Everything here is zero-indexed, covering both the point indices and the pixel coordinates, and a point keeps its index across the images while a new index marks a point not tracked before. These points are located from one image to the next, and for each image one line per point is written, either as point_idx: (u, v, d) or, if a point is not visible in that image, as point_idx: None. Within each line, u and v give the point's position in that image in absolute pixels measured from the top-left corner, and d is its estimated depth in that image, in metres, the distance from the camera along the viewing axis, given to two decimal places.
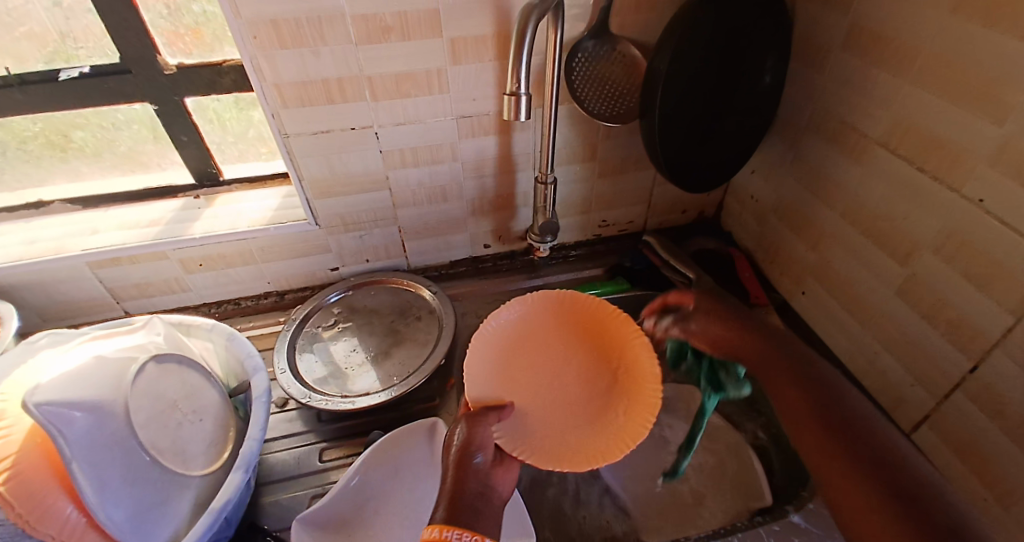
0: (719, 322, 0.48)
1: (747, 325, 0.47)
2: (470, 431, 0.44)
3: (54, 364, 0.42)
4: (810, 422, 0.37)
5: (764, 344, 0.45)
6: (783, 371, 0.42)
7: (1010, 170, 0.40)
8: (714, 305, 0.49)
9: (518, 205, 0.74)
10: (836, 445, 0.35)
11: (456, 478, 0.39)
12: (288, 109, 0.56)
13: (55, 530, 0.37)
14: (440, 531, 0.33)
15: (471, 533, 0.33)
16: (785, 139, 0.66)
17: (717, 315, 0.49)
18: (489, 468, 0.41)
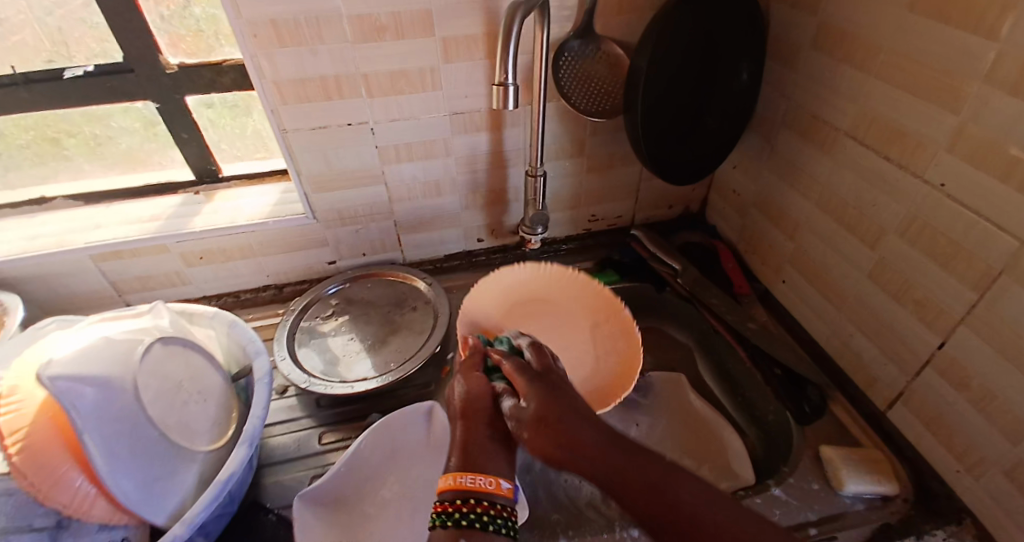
0: (549, 403, 0.37)
1: (581, 431, 0.35)
2: (467, 383, 0.44)
3: (64, 343, 0.45)
4: (636, 475, 0.33)
5: (586, 424, 0.36)
6: (619, 455, 0.34)
7: (968, 155, 0.43)
8: (541, 390, 0.39)
9: (510, 200, 0.77)
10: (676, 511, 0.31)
11: (467, 430, 0.40)
12: (287, 106, 0.58)
13: (67, 499, 0.39)
14: (455, 478, 0.35)
15: (484, 476, 0.36)
16: (763, 134, 0.69)
17: (546, 415, 0.36)
18: (496, 411, 0.43)
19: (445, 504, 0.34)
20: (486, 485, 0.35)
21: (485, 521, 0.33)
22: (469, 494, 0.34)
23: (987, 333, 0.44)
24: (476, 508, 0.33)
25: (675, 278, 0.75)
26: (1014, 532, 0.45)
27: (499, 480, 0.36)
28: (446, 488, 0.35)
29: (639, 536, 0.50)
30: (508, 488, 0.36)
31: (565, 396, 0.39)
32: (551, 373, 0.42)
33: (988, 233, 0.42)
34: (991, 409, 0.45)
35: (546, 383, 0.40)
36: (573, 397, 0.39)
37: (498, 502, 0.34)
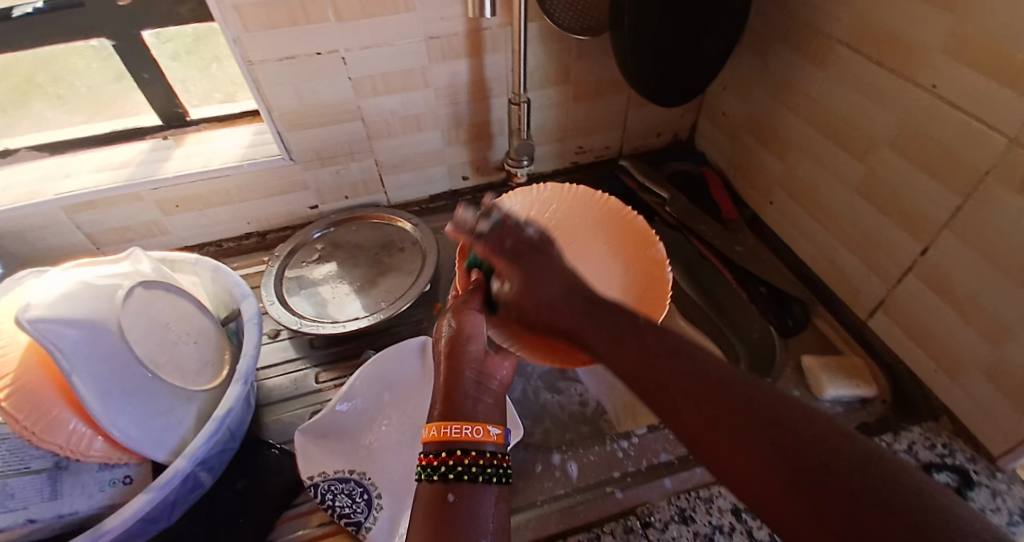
0: (532, 282, 0.40)
1: (567, 296, 0.39)
2: (459, 322, 0.42)
3: (40, 288, 0.43)
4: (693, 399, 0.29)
5: (568, 293, 0.39)
6: (602, 321, 0.36)
7: (962, 55, 0.42)
8: (517, 250, 0.42)
9: (495, 134, 0.74)
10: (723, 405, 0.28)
11: (448, 373, 0.39)
12: (252, 34, 0.55)
13: (63, 440, 0.40)
14: (439, 429, 0.35)
15: (470, 424, 0.36)
16: (754, 51, 0.66)
17: (524, 291, 0.40)
18: (484, 355, 0.41)
19: (430, 457, 0.34)
20: (473, 434, 0.36)
21: (474, 472, 0.34)
22: (454, 445, 0.35)
23: (971, 236, 0.45)
24: (463, 460, 0.34)
25: (663, 207, 0.74)
26: (985, 423, 0.48)
27: (486, 428, 0.36)
28: (431, 439, 0.35)
29: (630, 446, 0.52)
30: (497, 435, 0.36)
31: (539, 252, 0.41)
32: (511, 236, 0.43)
33: (977, 134, 0.42)
34: (971, 310, 0.46)
35: (517, 262, 0.41)
36: (547, 251, 0.42)
37: (487, 450, 0.35)
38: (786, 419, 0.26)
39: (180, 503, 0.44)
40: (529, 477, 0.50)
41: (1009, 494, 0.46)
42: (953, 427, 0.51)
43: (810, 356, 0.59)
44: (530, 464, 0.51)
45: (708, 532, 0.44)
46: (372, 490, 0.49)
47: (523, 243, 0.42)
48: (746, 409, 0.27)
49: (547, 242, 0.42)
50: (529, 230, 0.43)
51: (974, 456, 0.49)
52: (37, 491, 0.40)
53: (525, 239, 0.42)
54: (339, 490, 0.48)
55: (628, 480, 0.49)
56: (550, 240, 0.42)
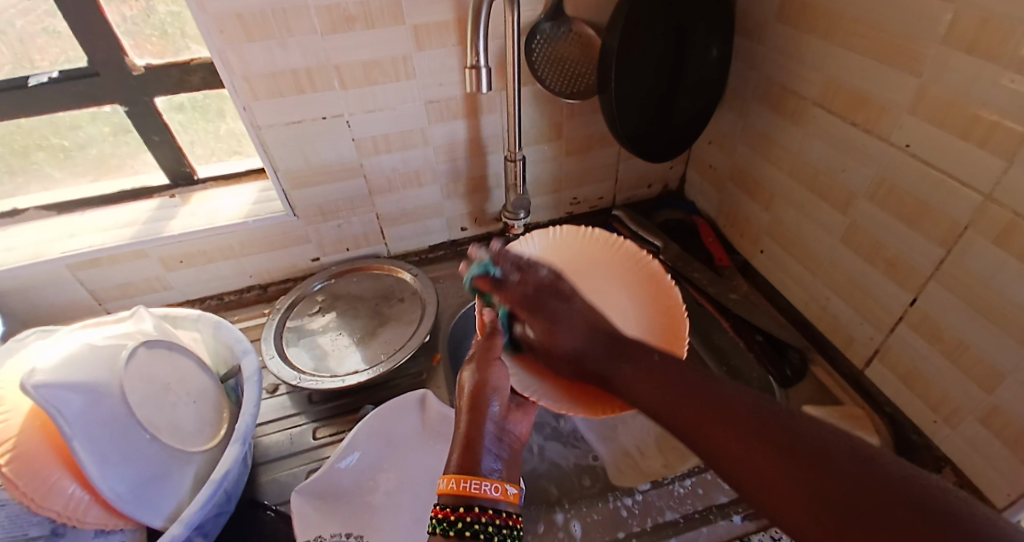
0: (556, 327, 0.46)
1: (574, 340, 0.45)
2: (482, 373, 0.43)
3: (46, 351, 0.44)
4: (758, 447, 0.28)
5: (580, 339, 0.44)
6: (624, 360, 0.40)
7: (928, 115, 0.44)
8: (541, 302, 0.47)
9: (491, 187, 0.77)
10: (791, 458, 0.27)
11: (472, 425, 0.40)
12: (260, 101, 0.58)
13: (60, 506, 0.39)
14: (458, 482, 0.35)
15: (490, 481, 0.36)
16: (734, 109, 0.70)
17: (548, 338, 0.46)
18: (505, 407, 0.43)
19: (446, 510, 0.34)
20: (493, 492, 0.35)
21: (489, 531, 0.34)
22: (471, 501, 0.35)
23: (955, 287, 0.46)
24: (480, 517, 0.34)
25: (657, 255, 0.76)
26: (989, 475, 0.48)
27: (504, 486, 0.36)
28: (445, 492, 0.35)
29: (634, 504, 0.51)
30: (513, 494, 0.36)
31: (559, 301, 0.47)
32: (531, 282, 0.48)
33: (952, 191, 0.44)
34: (963, 359, 0.47)
35: (537, 311, 0.47)
36: (563, 304, 0.46)
37: (501, 509, 0.35)
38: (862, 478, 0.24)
39: None
40: (532, 539, 0.49)
41: None
42: (958, 479, 0.50)
43: (809, 404, 0.59)
44: (532, 524, 0.50)
45: None
46: None
47: (543, 290, 0.48)
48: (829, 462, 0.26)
49: (564, 289, 0.48)
50: (550, 279, 0.48)
51: None
52: None
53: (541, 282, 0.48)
54: None
55: None
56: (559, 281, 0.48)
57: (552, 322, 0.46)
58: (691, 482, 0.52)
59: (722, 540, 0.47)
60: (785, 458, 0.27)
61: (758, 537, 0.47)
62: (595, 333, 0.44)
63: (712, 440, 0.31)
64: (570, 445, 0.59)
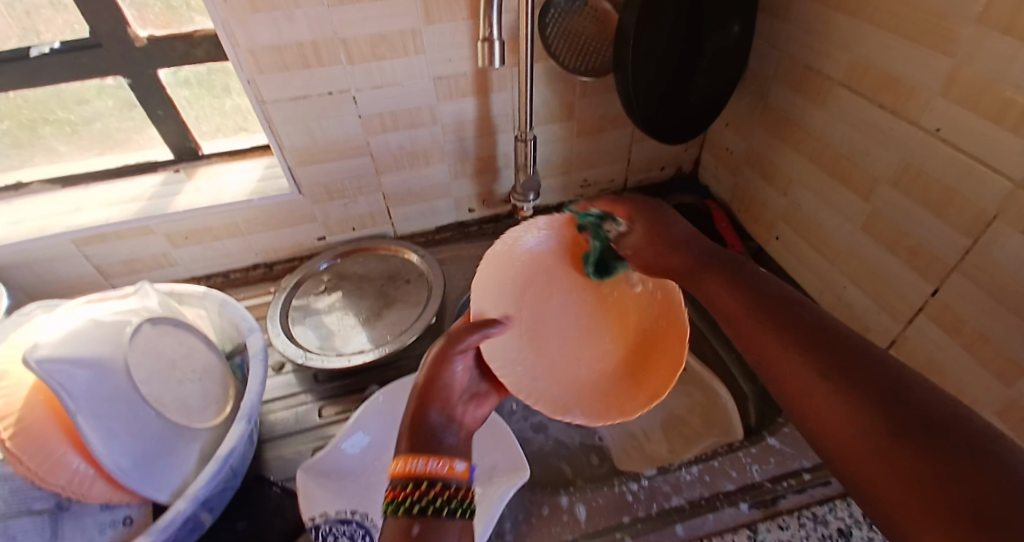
0: (658, 238, 0.48)
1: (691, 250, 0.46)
2: (436, 367, 0.42)
3: (49, 326, 0.44)
4: (815, 360, 0.31)
5: (675, 251, 0.46)
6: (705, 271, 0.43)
7: (960, 98, 0.42)
8: (654, 225, 0.50)
9: (500, 167, 0.76)
10: (829, 376, 0.30)
11: (415, 414, 0.40)
12: (264, 75, 0.56)
13: (66, 481, 0.39)
14: (407, 462, 0.35)
15: (437, 458, 0.36)
16: (753, 90, 0.68)
17: (643, 243, 0.49)
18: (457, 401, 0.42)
19: (398, 490, 0.34)
20: (439, 468, 0.35)
21: (438, 505, 0.34)
22: (421, 479, 0.35)
23: (980, 279, 0.45)
24: (429, 492, 0.34)
25: None
26: None
27: (452, 463, 0.36)
28: (398, 473, 0.35)
29: (640, 489, 0.50)
30: (462, 470, 0.36)
31: (672, 223, 0.49)
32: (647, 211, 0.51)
33: (982, 179, 0.42)
34: (983, 351, 0.46)
35: (641, 222, 0.50)
36: (666, 221, 0.50)
37: (452, 484, 0.35)
38: (923, 405, 0.26)
39: None
40: (537, 522, 0.49)
41: None
42: None
43: None
44: (536, 507, 0.50)
45: None
46: (374, 533, 0.49)
47: (648, 210, 0.51)
48: (852, 370, 0.29)
49: (667, 211, 0.51)
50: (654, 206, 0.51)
51: None
52: (38, 532, 0.40)
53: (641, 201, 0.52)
54: (340, 532, 0.47)
55: (639, 526, 0.48)
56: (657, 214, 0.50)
57: (655, 242, 0.48)
58: (698, 470, 0.51)
59: (728, 528, 0.47)
60: (867, 400, 0.28)
61: (764, 526, 0.47)
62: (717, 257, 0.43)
63: (765, 347, 0.34)
64: (577, 426, 0.59)
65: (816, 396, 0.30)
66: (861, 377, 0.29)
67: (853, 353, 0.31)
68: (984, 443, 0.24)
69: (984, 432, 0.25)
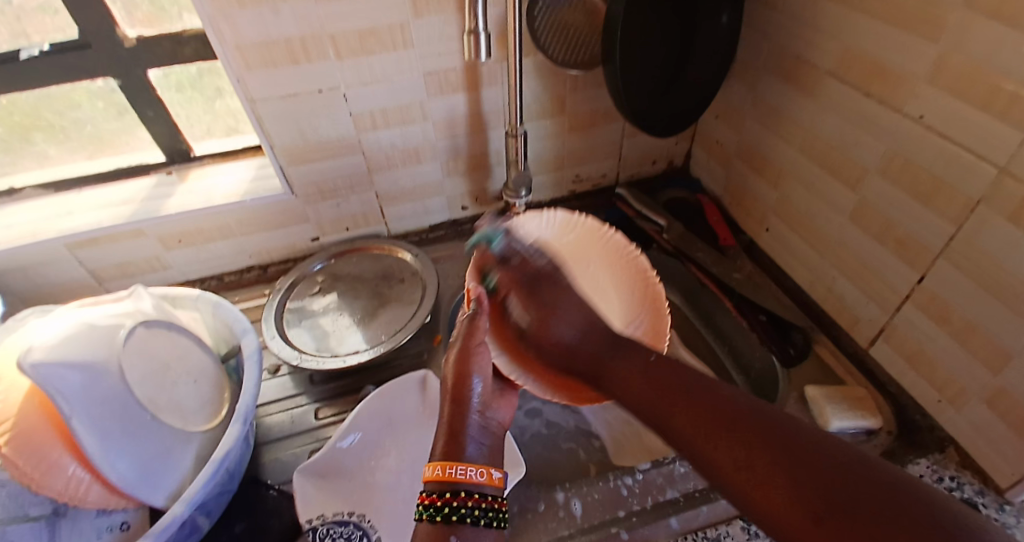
0: (538, 300, 0.47)
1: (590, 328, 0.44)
2: (462, 360, 0.42)
3: (42, 330, 0.44)
4: (717, 427, 0.28)
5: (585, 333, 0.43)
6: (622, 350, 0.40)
7: (946, 84, 0.42)
8: (540, 281, 0.48)
9: (492, 164, 0.76)
10: (746, 445, 0.26)
11: (453, 410, 0.40)
12: (252, 71, 0.56)
13: (61, 486, 0.39)
14: (444, 469, 0.36)
15: (475, 466, 0.37)
16: (743, 82, 0.68)
17: (544, 321, 0.45)
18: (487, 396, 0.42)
19: (432, 496, 0.35)
20: (478, 477, 0.36)
21: (476, 515, 0.34)
22: (458, 486, 0.35)
23: (966, 267, 0.45)
24: (464, 501, 0.35)
25: (660, 234, 0.75)
26: (991, 456, 0.47)
27: (488, 471, 0.37)
28: (432, 478, 0.36)
29: (634, 483, 0.51)
30: (497, 478, 0.37)
31: (561, 288, 0.47)
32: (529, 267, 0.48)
33: (968, 165, 0.42)
34: (971, 339, 0.46)
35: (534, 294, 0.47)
36: (564, 284, 0.48)
37: (487, 494, 0.36)
38: (800, 444, 0.25)
39: None
40: (532, 517, 0.49)
41: (1018, 528, 0.46)
42: (960, 459, 0.50)
43: (812, 385, 0.59)
44: (531, 502, 0.50)
45: None
46: (372, 533, 0.48)
47: (539, 276, 0.48)
48: (761, 431, 0.26)
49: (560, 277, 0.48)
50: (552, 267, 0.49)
51: (983, 489, 0.48)
52: (34, 538, 0.39)
53: (531, 269, 0.48)
54: (337, 534, 0.47)
55: (633, 520, 0.48)
56: (554, 274, 0.48)
57: (545, 293, 0.47)
58: (691, 463, 0.52)
59: (721, 520, 0.47)
60: (760, 451, 0.26)
61: None
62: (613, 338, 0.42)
63: (677, 422, 0.31)
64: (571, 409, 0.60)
65: (728, 457, 0.27)
66: (776, 438, 0.26)
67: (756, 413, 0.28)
68: (915, 493, 0.21)
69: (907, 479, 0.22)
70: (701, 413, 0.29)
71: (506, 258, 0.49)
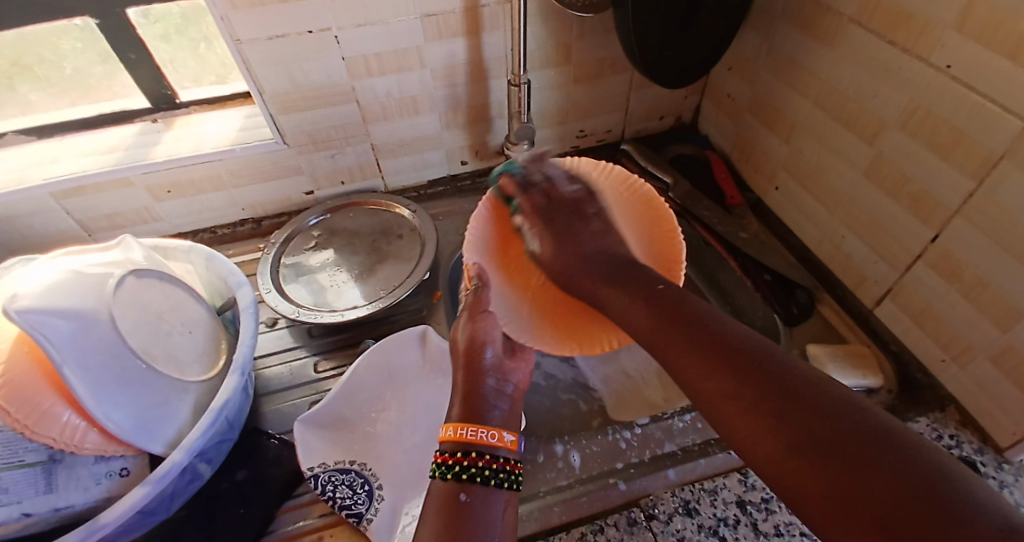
0: (564, 238, 0.45)
1: (591, 266, 0.41)
2: (473, 327, 0.43)
3: (28, 278, 0.42)
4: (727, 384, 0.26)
5: (590, 260, 0.42)
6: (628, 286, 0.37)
7: (978, 29, 0.40)
8: (566, 222, 0.46)
9: (494, 116, 0.73)
10: (770, 414, 0.24)
11: (470, 375, 0.40)
12: (239, 11, 0.52)
13: (56, 433, 0.39)
14: (457, 430, 0.36)
15: (486, 428, 0.37)
16: (759, 31, 0.64)
17: (558, 247, 0.44)
18: (500, 359, 0.42)
19: (446, 455, 0.35)
20: (489, 438, 0.36)
21: (487, 476, 0.34)
22: (470, 447, 0.35)
23: (984, 224, 0.43)
24: (477, 461, 0.35)
25: (665, 192, 0.73)
26: (993, 414, 0.48)
27: (500, 434, 0.37)
28: (448, 439, 0.36)
29: (633, 436, 0.51)
30: (510, 442, 0.37)
31: (585, 221, 0.45)
32: (548, 197, 0.48)
33: (993, 117, 0.40)
34: (981, 298, 0.45)
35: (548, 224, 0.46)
36: (589, 211, 0.46)
37: (500, 455, 0.36)
38: (812, 400, 0.23)
39: (179, 495, 0.44)
40: (531, 468, 0.50)
41: (1016, 486, 0.46)
42: (960, 418, 0.51)
43: (813, 343, 0.59)
44: (532, 453, 0.51)
45: (713, 523, 0.44)
46: (373, 481, 0.48)
47: (562, 204, 0.47)
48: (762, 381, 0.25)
49: (591, 208, 0.47)
50: (585, 194, 0.48)
51: (982, 448, 0.49)
52: (31, 484, 0.39)
53: (567, 199, 0.47)
54: (339, 481, 0.47)
55: (631, 471, 0.48)
56: (585, 201, 0.47)
57: (563, 229, 0.45)
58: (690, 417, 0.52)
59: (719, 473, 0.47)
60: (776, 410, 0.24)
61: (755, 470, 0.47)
62: (612, 267, 0.40)
63: (683, 365, 0.29)
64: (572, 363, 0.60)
65: (743, 420, 0.25)
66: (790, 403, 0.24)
67: (773, 367, 0.26)
68: (944, 461, 0.20)
69: (914, 433, 0.22)
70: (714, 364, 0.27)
71: (529, 185, 0.49)
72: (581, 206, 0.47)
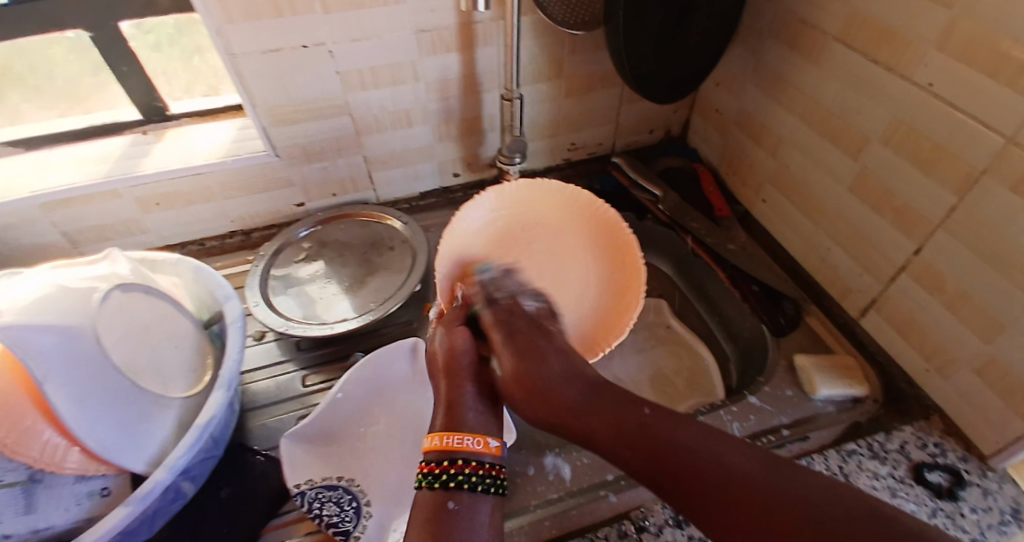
0: (533, 360, 0.40)
1: (567, 391, 0.37)
2: (450, 337, 0.45)
3: (10, 292, 0.42)
4: (736, 519, 0.27)
5: (566, 381, 0.38)
6: (606, 404, 0.36)
7: (957, 50, 0.41)
8: (526, 337, 0.43)
9: (486, 129, 0.73)
10: (774, 534, 0.25)
11: (449, 385, 0.41)
12: (233, 24, 0.52)
13: (38, 452, 0.38)
14: (442, 439, 0.36)
15: (472, 435, 0.37)
16: (747, 48, 0.66)
17: (523, 372, 0.39)
18: (482, 366, 0.44)
19: (431, 465, 0.35)
20: (475, 445, 0.36)
21: (474, 481, 0.34)
22: (455, 454, 0.35)
23: (965, 239, 0.44)
24: (463, 469, 0.35)
25: (655, 205, 0.73)
26: (978, 425, 0.48)
27: (485, 440, 0.37)
28: (432, 448, 0.36)
29: None
30: (495, 447, 0.37)
31: (547, 339, 0.43)
32: (506, 326, 0.44)
33: (973, 134, 0.41)
34: (965, 311, 0.46)
35: (511, 340, 0.42)
36: (552, 337, 0.44)
37: (485, 461, 0.36)
38: (808, 516, 0.25)
39: (162, 513, 0.43)
40: (521, 482, 0.50)
41: (1000, 494, 0.46)
42: (945, 426, 0.51)
43: (802, 355, 0.59)
44: (521, 468, 0.51)
45: (702, 536, 0.43)
46: (360, 498, 0.48)
47: (527, 325, 0.45)
48: (762, 506, 0.26)
49: (553, 327, 0.46)
50: None
51: (966, 456, 0.49)
52: (10, 504, 0.38)
53: (528, 323, 0.45)
54: (326, 498, 0.46)
55: (621, 483, 0.48)
56: (546, 319, 0.47)
57: (536, 353, 0.41)
58: None
59: None
60: (787, 538, 0.25)
61: None
62: (584, 378, 0.39)
63: (671, 492, 0.30)
64: None
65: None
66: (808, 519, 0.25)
67: (758, 484, 0.27)
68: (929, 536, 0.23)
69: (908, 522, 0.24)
70: (699, 490, 0.28)
71: (493, 301, 0.48)
72: (548, 333, 0.44)
